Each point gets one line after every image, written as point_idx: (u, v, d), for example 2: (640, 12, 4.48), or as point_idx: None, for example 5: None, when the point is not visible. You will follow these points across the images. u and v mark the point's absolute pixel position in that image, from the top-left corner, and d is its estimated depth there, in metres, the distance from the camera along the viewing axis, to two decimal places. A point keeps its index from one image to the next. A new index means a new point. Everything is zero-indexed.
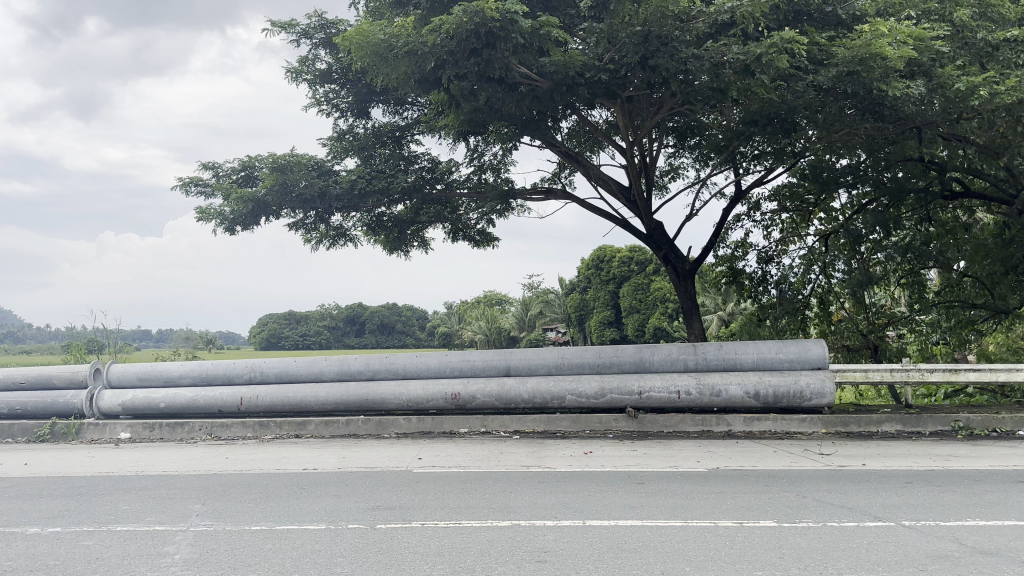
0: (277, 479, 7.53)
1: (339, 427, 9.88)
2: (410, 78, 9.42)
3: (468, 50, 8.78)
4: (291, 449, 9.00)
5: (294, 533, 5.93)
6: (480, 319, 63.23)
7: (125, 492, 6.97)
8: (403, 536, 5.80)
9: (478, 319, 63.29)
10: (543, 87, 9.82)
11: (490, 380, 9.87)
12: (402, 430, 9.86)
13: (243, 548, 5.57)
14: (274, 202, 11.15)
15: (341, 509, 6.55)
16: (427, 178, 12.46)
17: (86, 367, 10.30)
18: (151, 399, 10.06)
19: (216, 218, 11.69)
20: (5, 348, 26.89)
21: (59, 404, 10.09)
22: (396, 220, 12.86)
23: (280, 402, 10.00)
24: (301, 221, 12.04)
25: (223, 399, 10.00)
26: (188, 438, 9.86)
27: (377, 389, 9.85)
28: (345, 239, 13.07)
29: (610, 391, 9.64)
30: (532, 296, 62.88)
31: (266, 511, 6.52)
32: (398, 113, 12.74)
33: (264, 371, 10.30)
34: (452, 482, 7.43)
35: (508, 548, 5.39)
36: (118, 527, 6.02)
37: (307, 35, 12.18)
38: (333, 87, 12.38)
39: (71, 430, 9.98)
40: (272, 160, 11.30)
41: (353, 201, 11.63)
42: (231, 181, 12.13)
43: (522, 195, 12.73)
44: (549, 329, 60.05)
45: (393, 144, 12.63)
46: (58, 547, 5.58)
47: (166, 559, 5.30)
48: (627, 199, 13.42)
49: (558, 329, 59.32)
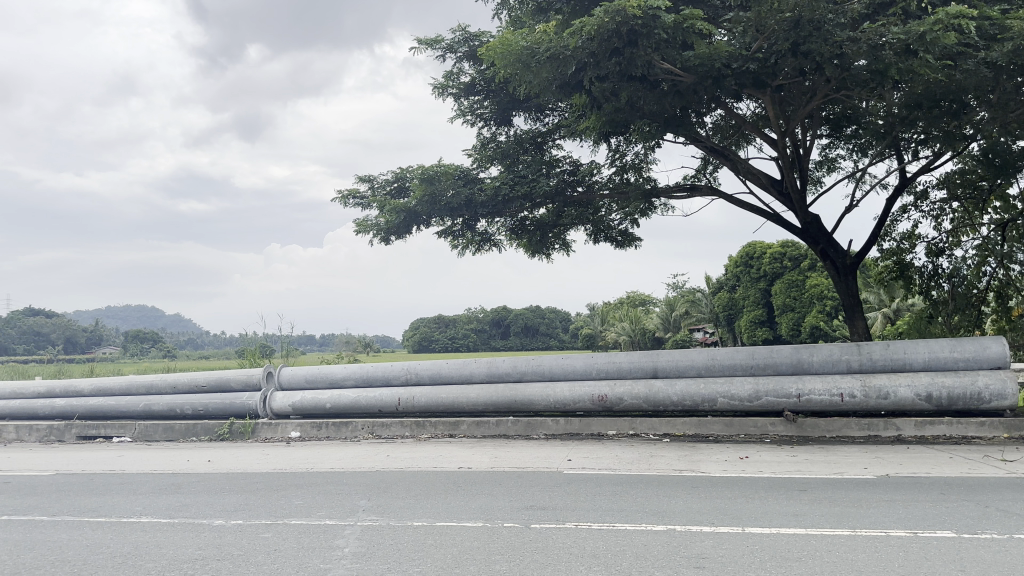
0: (434, 477, 7.78)
1: (490, 428, 10.05)
2: (552, 84, 9.44)
3: (610, 50, 8.71)
4: (446, 449, 9.25)
5: (453, 530, 6.14)
6: (626, 321, 62.57)
7: (295, 487, 7.44)
8: (558, 536, 5.90)
9: (623, 321, 62.63)
10: (687, 81, 9.50)
11: (638, 382, 9.71)
12: (550, 432, 9.88)
13: (406, 543, 5.83)
14: (424, 212, 11.60)
15: (498, 509, 6.71)
16: (568, 181, 12.43)
17: (259, 371, 10.99)
18: (317, 400, 10.59)
19: (372, 230, 12.22)
20: (196, 354, 29.22)
21: (235, 405, 10.83)
22: (538, 224, 12.77)
23: (435, 403, 10.26)
24: (449, 229, 12.42)
25: (382, 400, 10.37)
26: (351, 437, 10.37)
27: (526, 390, 9.93)
28: (490, 244, 13.19)
29: (766, 393, 9.25)
30: (679, 296, 61.44)
31: (427, 507, 6.78)
32: (540, 119, 12.75)
33: (419, 373, 10.62)
34: (604, 484, 7.40)
35: (664, 552, 5.35)
36: (291, 520, 6.43)
37: (451, 49, 12.50)
38: (477, 98, 12.65)
39: (247, 430, 10.66)
40: (422, 171, 11.78)
41: (497, 207, 11.80)
42: (384, 193, 12.59)
43: (666, 193, 12.46)
44: (697, 330, 58.43)
45: (535, 149, 12.63)
46: (240, 538, 6.04)
47: (337, 552, 5.64)
48: (779, 193, 12.75)
49: (708, 330, 57.50)
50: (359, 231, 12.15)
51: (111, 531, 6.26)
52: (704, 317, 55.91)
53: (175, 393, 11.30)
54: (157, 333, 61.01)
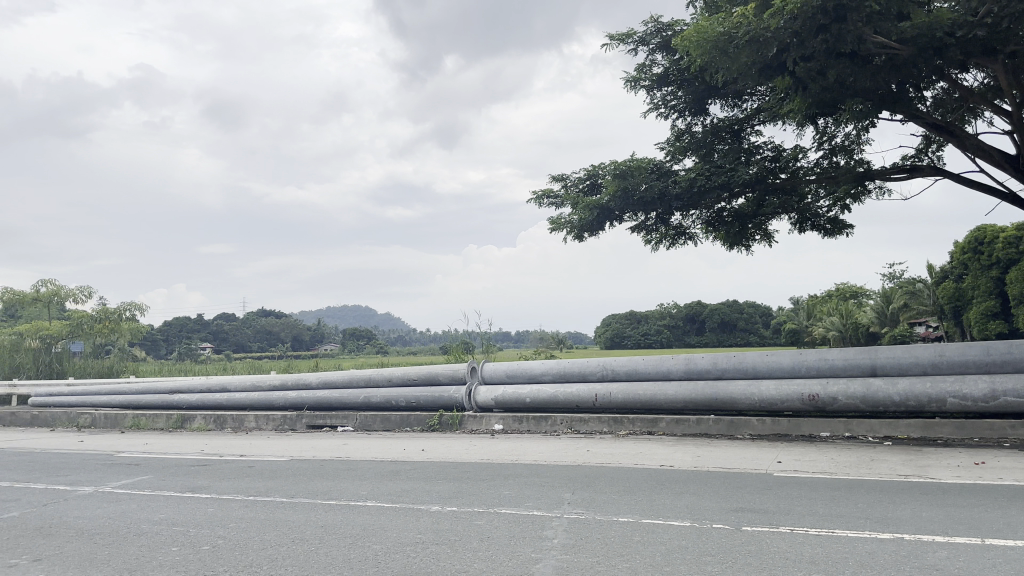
0: (638, 474, 7.73)
1: (691, 426, 9.84)
2: (751, 69, 9.10)
3: (815, 28, 8.30)
4: (647, 446, 9.16)
5: (661, 527, 6.06)
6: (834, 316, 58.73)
7: (502, 478, 7.67)
8: (772, 540, 5.65)
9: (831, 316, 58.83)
10: (903, 55, 8.78)
11: (853, 379, 9.08)
12: (756, 432, 9.50)
13: (614, 538, 5.83)
14: (618, 208, 11.63)
15: (705, 508, 6.54)
16: (769, 169, 11.90)
17: (463, 366, 11.47)
18: (518, 395, 10.89)
19: (566, 228, 12.36)
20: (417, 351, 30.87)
21: (443, 399, 11.35)
22: (736, 215, 12.32)
23: (633, 399, 10.21)
24: (644, 224, 12.31)
25: (581, 395, 10.47)
26: (552, 431, 10.55)
27: (729, 388, 9.60)
28: (686, 237, 12.93)
29: (1005, 393, 8.31)
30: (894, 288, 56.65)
31: (632, 503, 6.74)
32: (737, 106, 12.30)
33: (617, 369, 10.60)
34: (819, 488, 7.00)
35: (892, 561, 4.96)
36: (501, 509, 6.64)
37: (643, 42, 12.39)
38: (671, 89, 12.44)
39: (455, 421, 11.16)
40: (615, 166, 11.84)
41: (693, 200, 11.57)
42: (578, 190, 12.70)
43: (879, 176, 11.59)
44: (916, 324, 53.60)
45: (733, 138, 12.23)
46: (456, 524, 6.31)
47: (547, 543, 5.74)
48: (1015, 169, 11.43)
49: (930, 324, 52.56)
50: (554, 229, 12.33)
51: (341, 513, 6.77)
52: (924, 310, 51.12)
53: (390, 385, 12.02)
54: (368, 332, 65.71)
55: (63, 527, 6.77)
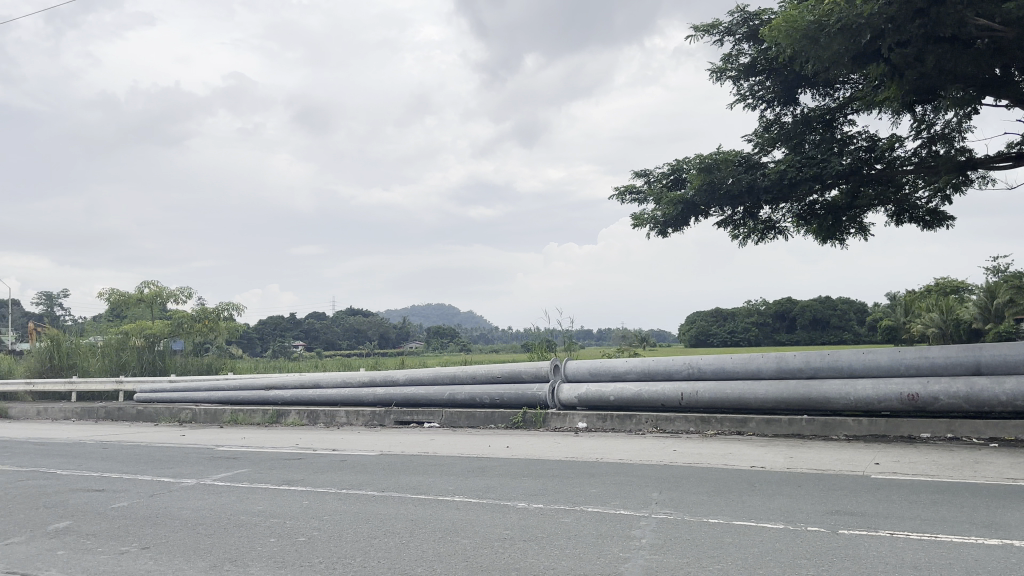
0: (728, 474, 7.58)
1: (782, 426, 9.60)
2: (843, 57, 8.80)
3: (913, 11, 7.99)
4: (736, 446, 8.98)
5: (752, 529, 5.93)
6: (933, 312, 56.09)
7: (588, 476, 7.64)
8: (870, 544, 5.45)
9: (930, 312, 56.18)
10: (1009, 36, 8.33)
11: (956, 378, 8.67)
12: (851, 432, 9.20)
13: (704, 539, 5.74)
14: (704, 202, 11.46)
15: (799, 511, 6.37)
16: (863, 159, 11.48)
17: (546, 363, 11.50)
18: (602, 393, 10.85)
19: (649, 224, 12.23)
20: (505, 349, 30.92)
21: (527, 396, 11.43)
22: (829, 208, 11.95)
23: (721, 398, 10.03)
24: (731, 218, 12.08)
25: (666, 393, 10.36)
26: (637, 430, 10.48)
27: (822, 387, 9.32)
28: (776, 231, 12.62)
29: None
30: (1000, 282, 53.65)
31: (723, 504, 6.62)
32: (829, 95, 11.92)
33: (703, 367, 10.42)
34: (920, 491, 6.71)
35: (1002, 569, 4.72)
36: (588, 507, 6.62)
37: (730, 32, 12.14)
38: (759, 79, 12.16)
39: (539, 419, 11.21)
40: (701, 160, 11.67)
41: (783, 193, 11.30)
42: (662, 185, 12.55)
43: (983, 164, 11.02)
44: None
45: (824, 128, 11.87)
46: (543, 521, 6.33)
47: (636, 542, 5.69)
48: None
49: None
50: (637, 225, 12.22)
51: (430, 507, 6.89)
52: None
53: (475, 382, 12.15)
54: (449, 330, 66.54)
55: (169, 516, 7.11)
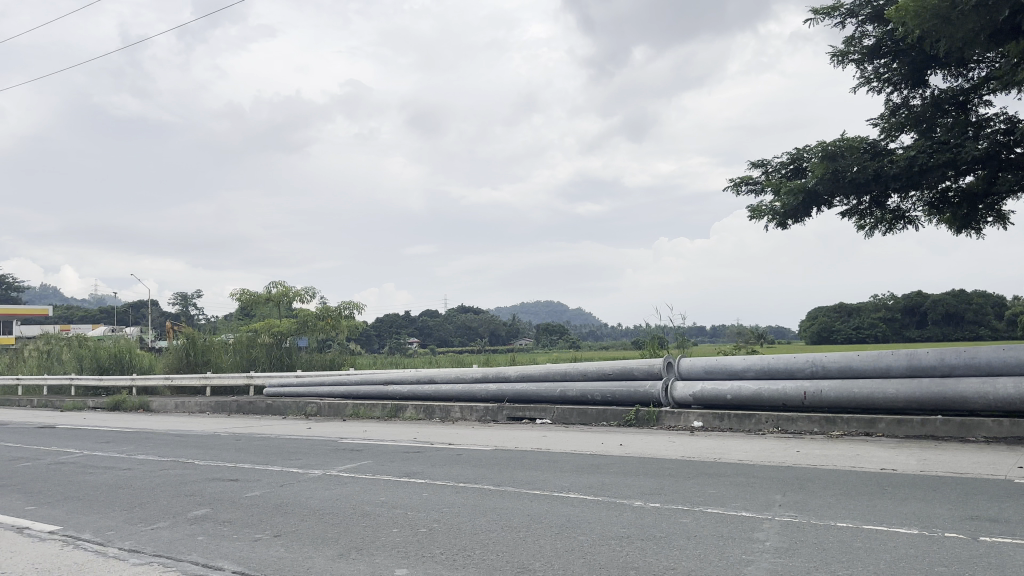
0: (855, 477, 7.28)
1: (913, 427, 9.13)
2: (978, 34, 8.29)
3: None
4: (863, 447, 8.61)
5: (883, 534, 5.67)
6: None
7: (706, 476, 7.50)
8: (1017, 552, 5.11)
9: None
10: None
11: None
12: (991, 435, 8.65)
13: (832, 543, 5.53)
14: (826, 191, 11.06)
15: (935, 516, 6.04)
16: (1002, 143, 10.77)
17: (660, 361, 11.37)
18: (719, 392, 10.63)
19: (767, 216, 11.88)
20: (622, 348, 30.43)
21: (640, 394, 11.36)
22: (964, 195, 11.28)
23: (846, 397, 9.64)
24: (856, 208, 11.60)
25: (786, 392, 10.05)
26: (756, 429, 10.22)
27: (958, 386, 8.81)
28: (905, 222, 12.01)
29: None
30: None
31: (852, 508, 6.36)
32: (962, 75, 11.25)
33: (826, 365, 10.04)
34: None
35: None
36: (708, 508, 6.50)
37: (852, 14, 11.65)
38: (884, 61, 11.62)
39: (653, 417, 11.10)
40: (823, 147, 11.26)
41: (914, 179, 10.77)
42: (780, 176, 12.17)
43: None
44: None
45: (958, 110, 11.21)
46: (660, 521, 6.26)
47: (759, 545, 5.55)
48: None
49: None
50: (754, 217, 11.90)
51: (547, 503, 6.94)
52: None
53: (587, 379, 12.14)
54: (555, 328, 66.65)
55: (299, 505, 7.46)
